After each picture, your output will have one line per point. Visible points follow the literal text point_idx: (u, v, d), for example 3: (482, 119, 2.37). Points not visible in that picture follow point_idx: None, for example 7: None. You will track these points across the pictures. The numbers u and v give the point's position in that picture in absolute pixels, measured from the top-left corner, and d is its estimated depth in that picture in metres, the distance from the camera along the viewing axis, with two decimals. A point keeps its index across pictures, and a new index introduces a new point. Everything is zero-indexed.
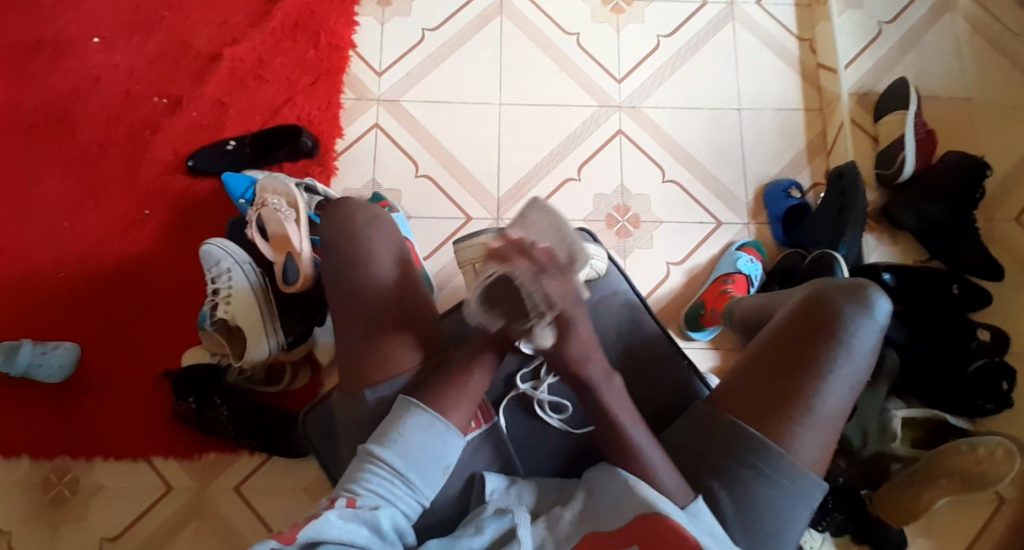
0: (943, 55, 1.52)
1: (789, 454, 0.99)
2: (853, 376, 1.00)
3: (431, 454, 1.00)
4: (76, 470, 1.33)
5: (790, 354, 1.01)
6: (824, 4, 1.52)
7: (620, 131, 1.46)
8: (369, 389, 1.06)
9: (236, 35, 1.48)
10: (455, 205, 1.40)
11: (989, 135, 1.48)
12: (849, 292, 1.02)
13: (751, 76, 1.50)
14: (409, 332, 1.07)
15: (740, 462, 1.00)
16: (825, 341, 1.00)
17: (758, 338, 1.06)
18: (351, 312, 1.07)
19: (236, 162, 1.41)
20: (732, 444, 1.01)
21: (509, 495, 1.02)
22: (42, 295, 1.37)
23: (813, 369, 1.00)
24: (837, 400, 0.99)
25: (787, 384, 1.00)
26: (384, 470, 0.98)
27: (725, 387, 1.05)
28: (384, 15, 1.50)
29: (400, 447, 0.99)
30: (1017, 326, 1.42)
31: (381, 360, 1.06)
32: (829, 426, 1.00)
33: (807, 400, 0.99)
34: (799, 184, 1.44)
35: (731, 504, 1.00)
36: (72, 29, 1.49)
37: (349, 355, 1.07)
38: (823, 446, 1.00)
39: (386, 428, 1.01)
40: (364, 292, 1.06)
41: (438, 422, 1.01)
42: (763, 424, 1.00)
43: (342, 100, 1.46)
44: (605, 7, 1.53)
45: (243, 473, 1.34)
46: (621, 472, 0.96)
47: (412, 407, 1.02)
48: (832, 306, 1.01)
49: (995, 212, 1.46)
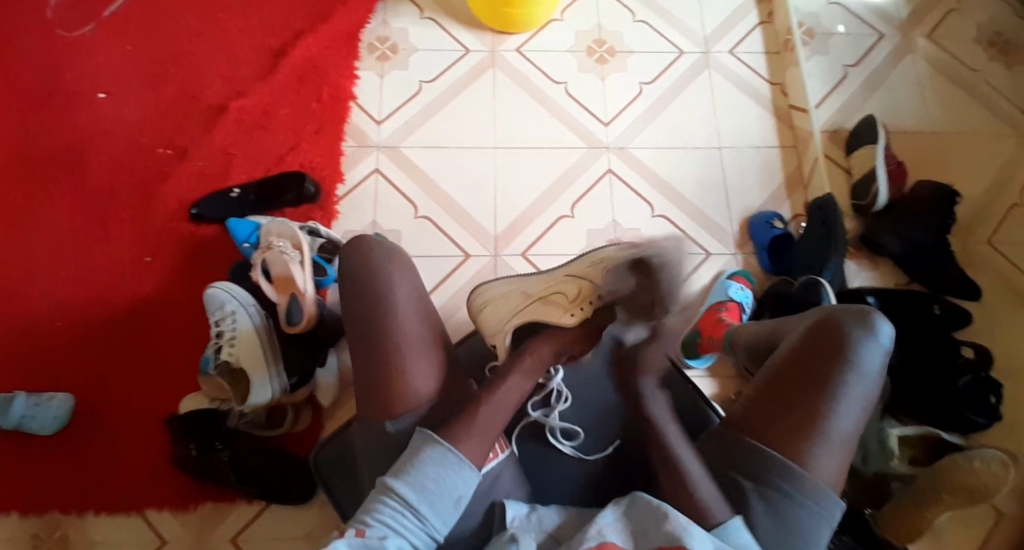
0: (908, 94, 1.63)
1: (810, 470, 1.01)
2: (864, 397, 1.04)
3: (443, 486, 0.99)
4: (68, 524, 1.30)
5: (803, 378, 1.05)
6: (792, 51, 1.62)
7: (610, 170, 1.53)
8: (390, 419, 1.06)
9: (241, 89, 1.54)
10: (455, 244, 1.45)
11: (955, 166, 1.57)
12: (855, 317, 1.08)
13: (731, 117, 1.59)
14: (427, 364, 1.09)
15: (763, 480, 1.02)
16: (836, 363, 1.05)
17: (770, 363, 1.10)
18: (373, 343, 1.08)
19: (239, 209, 1.45)
20: (757, 467, 1.03)
21: (529, 522, 1.02)
22: (43, 343, 1.37)
23: (826, 390, 1.03)
24: (851, 418, 1.03)
25: (804, 403, 1.03)
26: (396, 502, 0.97)
27: (742, 413, 1.08)
28: (383, 69, 1.57)
29: (415, 480, 0.99)
30: (998, 344, 1.48)
31: (402, 388, 1.07)
32: (845, 445, 1.03)
33: (822, 419, 1.02)
34: (781, 215, 1.52)
35: (765, 518, 1.01)
36: (78, 85, 1.54)
37: (368, 387, 1.08)
38: (840, 467, 1.03)
39: (404, 462, 1.00)
40: (386, 324, 1.09)
41: (450, 453, 1.01)
42: (783, 442, 1.03)
43: (343, 148, 1.51)
44: (590, 58, 1.61)
45: (242, 521, 1.32)
46: (643, 496, 0.99)
47: (429, 441, 1.01)
48: (843, 331, 1.06)
49: (967, 238, 1.53)
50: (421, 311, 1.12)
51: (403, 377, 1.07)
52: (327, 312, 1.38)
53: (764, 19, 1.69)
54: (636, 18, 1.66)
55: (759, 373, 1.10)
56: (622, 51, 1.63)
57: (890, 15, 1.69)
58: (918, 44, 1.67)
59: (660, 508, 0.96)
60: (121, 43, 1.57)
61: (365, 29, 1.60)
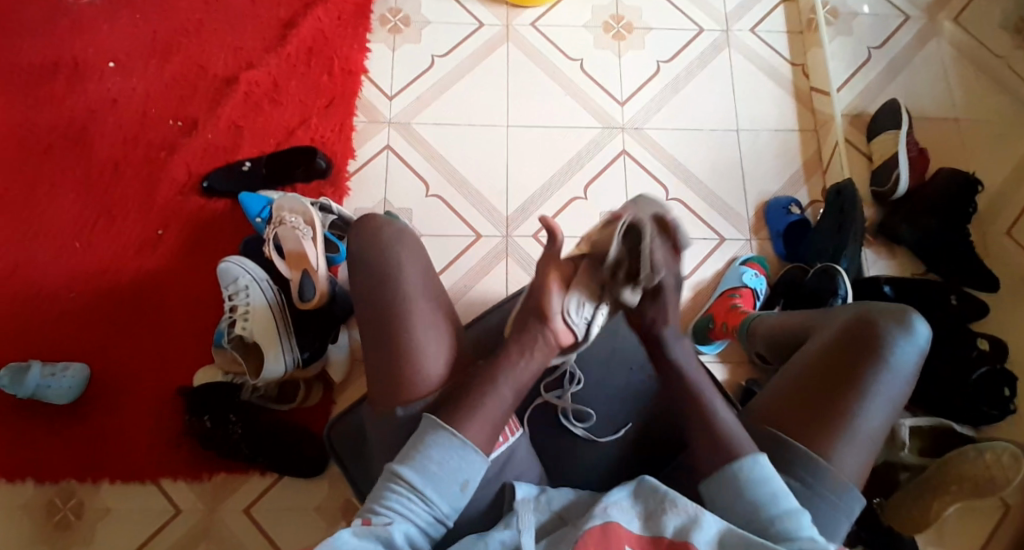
0: (931, 79, 1.59)
1: (835, 468, 1.02)
2: (894, 399, 1.04)
3: (448, 470, 0.99)
4: (83, 491, 1.31)
5: (834, 376, 1.06)
6: (815, 31, 1.58)
7: (624, 151, 1.50)
8: (400, 405, 1.06)
9: (252, 60, 1.52)
10: (466, 223, 1.43)
11: (977, 153, 1.54)
12: (890, 316, 1.08)
13: (749, 97, 1.56)
14: (438, 350, 1.08)
15: (786, 474, 1.03)
16: (868, 363, 1.05)
17: (801, 359, 1.11)
18: (381, 330, 1.07)
19: (250, 183, 1.43)
20: (781, 460, 1.04)
21: (537, 505, 1.03)
22: (53, 314, 1.38)
23: (858, 389, 1.04)
24: (879, 419, 1.04)
25: (834, 402, 1.04)
26: (403, 487, 0.98)
27: (770, 406, 1.09)
28: (395, 42, 1.54)
29: (421, 465, 0.99)
30: (1016, 336, 1.46)
31: (411, 375, 1.06)
32: (871, 443, 1.04)
33: (850, 418, 1.03)
34: (798, 200, 1.49)
35: (788, 506, 1.02)
36: (87, 53, 1.52)
37: (380, 373, 1.08)
38: (864, 465, 1.04)
39: (409, 447, 1.00)
40: (394, 309, 1.07)
41: (455, 437, 1.00)
42: (810, 438, 1.04)
43: (355, 122, 1.49)
44: (607, 34, 1.58)
45: (256, 492, 1.33)
46: (649, 481, 0.98)
47: (435, 427, 1.00)
48: (878, 331, 1.07)
49: (987, 228, 1.50)
50: (428, 294, 1.10)
51: (413, 362, 1.06)
52: (338, 288, 1.39)
53: None
54: None
55: (791, 367, 1.10)
56: (640, 27, 1.59)
57: None
58: (945, 27, 1.61)
59: (667, 496, 0.96)
60: (130, 10, 1.55)
61: (378, 0, 1.57)
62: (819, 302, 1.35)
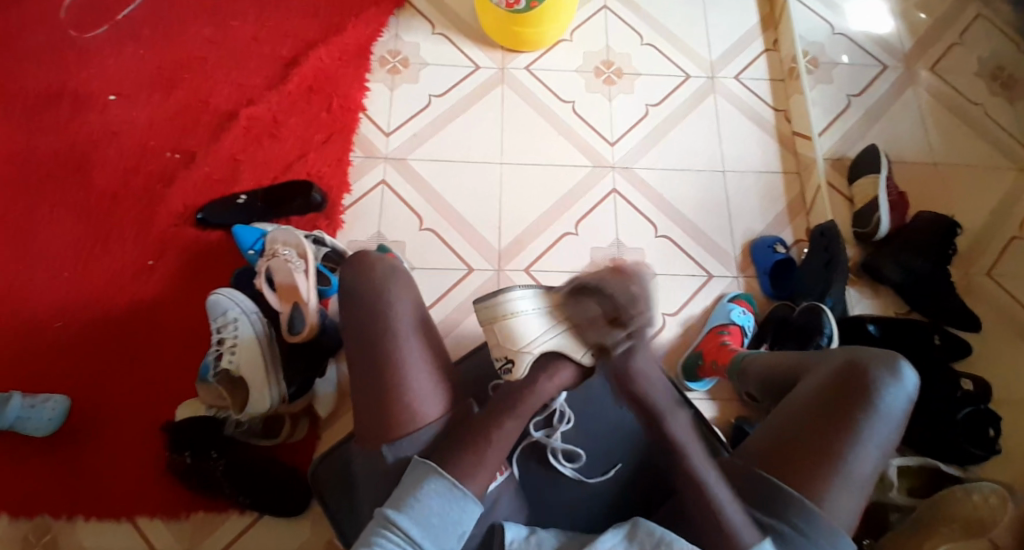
0: (909, 126, 1.64)
1: (829, 515, 1.03)
2: (884, 445, 1.06)
3: (446, 521, 0.98)
4: (61, 526, 1.28)
5: (826, 422, 1.07)
6: (797, 78, 1.64)
7: (615, 190, 1.53)
8: (388, 447, 1.05)
9: (252, 97, 1.54)
10: (459, 257, 1.45)
11: (954, 197, 1.59)
12: (880, 361, 1.10)
13: (735, 141, 1.60)
14: (429, 386, 1.07)
15: (781, 520, 1.03)
16: (860, 409, 1.06)
17: (792, 402, 1.12)
18: (375, 360, 1.07)
19: (245, 216, 1.45)
20: (776, 505, 1.04)
21: (528, 546, 1.00)
22: (40, 344, 1.36)
23: (850, 433, 1.05)
24: (870, 465, 1.05)
25: (826, 447, 1.05)
26: (398, 536, 0.96)
27: (763, 450, 1.09)
28: (393, 81, 1.58)
29: (416, 513, 0.98)
30: (998, 377, 1.48)
31: (403, 413, 1.06)
32: (862, 488, 1.05)
33: (842, 464, 1.04)
34: (783, 240, 1.52)
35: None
36: (88, 87, 1.54)
37: (371, 405, 1.07)
38: (855, 513, 1.05)
39: (405, 494, 0.99)
40: (385, 340, 1.07)
41: (456, 487, 1.00)
42: (803, 484, 1.04)
43: (351, 158, 1.51)
44: (598, 78, 1.62)
45: (237, 529, 1.30)
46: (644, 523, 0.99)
47: (431, 472, 1.00)
48: (869, 377, 1.08)
49: (967, 268, 1.54)
50: (419, 326, 1.10)
51: (402, 392, 1.06)
52: (328, 321, 1.39)
53: (769, 46, 1.70)
54: (644, 41, 1.67)
55: (783, 411, 1.11)
56: (630, 73, 1.64)
57: (894, 47, 1.71)
58: (921, 75, 1.69)
59: (663, 538, 0.96)
60: (134, 47, 1.58)
61: (377, 41, 1.61)
62: (806, 339, 1.36)
